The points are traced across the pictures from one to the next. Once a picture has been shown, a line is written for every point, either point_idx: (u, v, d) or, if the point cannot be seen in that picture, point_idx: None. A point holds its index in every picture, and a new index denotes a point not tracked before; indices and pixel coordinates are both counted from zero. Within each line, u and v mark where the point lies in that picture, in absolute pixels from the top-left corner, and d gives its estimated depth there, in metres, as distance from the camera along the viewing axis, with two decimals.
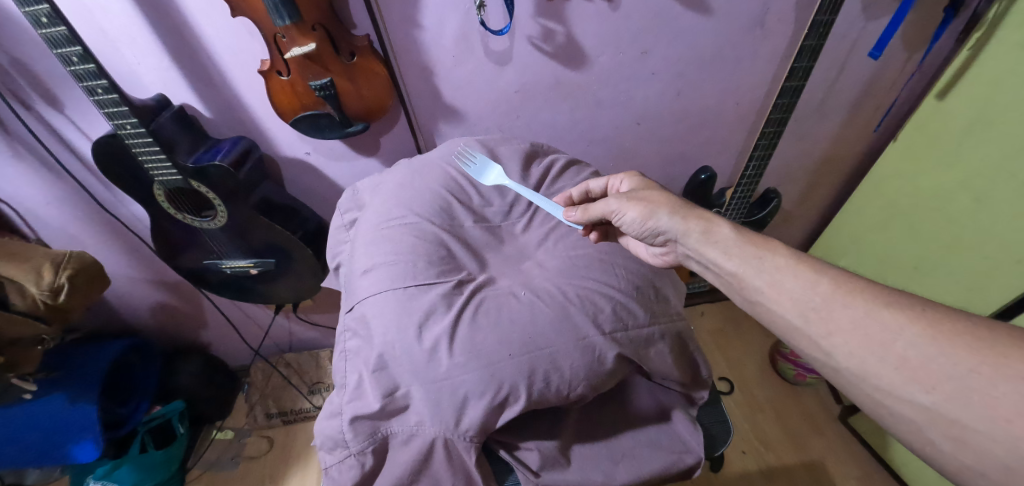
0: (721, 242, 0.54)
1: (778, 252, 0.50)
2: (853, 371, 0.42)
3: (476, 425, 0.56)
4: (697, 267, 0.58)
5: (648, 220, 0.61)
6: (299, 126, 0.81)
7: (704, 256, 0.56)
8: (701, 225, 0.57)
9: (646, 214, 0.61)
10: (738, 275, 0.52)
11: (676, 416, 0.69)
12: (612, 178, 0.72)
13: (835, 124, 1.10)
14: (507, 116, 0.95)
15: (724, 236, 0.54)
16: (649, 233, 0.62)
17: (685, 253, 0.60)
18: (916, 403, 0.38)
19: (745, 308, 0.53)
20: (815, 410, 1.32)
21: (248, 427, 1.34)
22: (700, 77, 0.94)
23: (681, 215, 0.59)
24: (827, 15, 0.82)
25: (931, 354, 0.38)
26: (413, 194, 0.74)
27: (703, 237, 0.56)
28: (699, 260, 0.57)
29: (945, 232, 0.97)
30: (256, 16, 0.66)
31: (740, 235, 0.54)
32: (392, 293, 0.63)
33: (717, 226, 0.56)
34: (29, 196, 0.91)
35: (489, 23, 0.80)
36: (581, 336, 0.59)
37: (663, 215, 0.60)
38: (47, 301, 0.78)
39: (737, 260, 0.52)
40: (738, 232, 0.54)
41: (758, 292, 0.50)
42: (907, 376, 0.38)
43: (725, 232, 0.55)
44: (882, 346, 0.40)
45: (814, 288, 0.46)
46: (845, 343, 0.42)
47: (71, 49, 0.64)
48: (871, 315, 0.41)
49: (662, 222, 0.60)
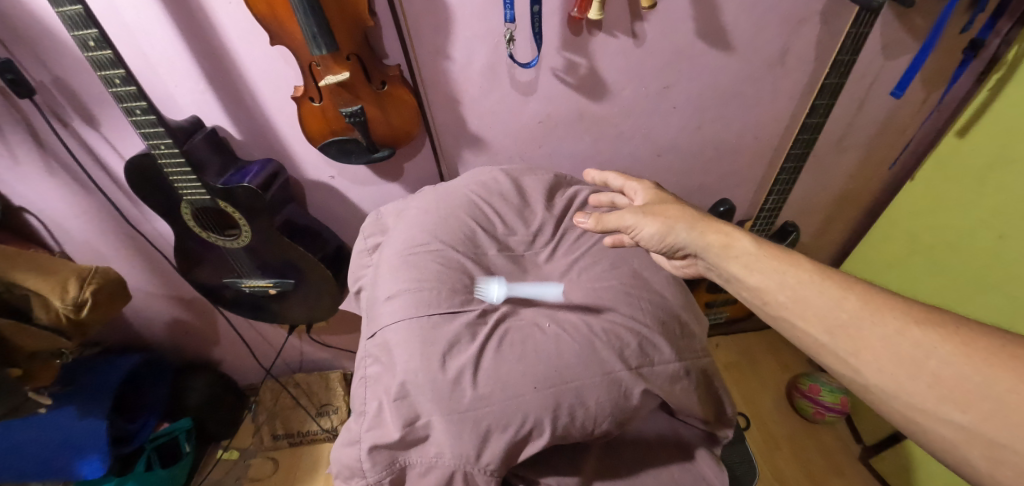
0: (741, 257, 0.53)
1: (801, 267, 0.50)
2: (883, 389, 0.42)
3: (497, 459, 0.55)
4: (718, 280, 0.58)
5: (665, 236, 0.60)
6: (327, 150, 0.83)
7: (724, 270, 0.55)
8: (720, 239, 0.56)
9: (664, 229, 0.59)
10: (761, 290, 0.51)
11: (700, 454, 0.67)
12: (630, 183, 0.72)
13: (854, 159, 1.10)
14: (530, 145, 0.96)
15: (744, 250, 0.53)
16: (668, 248, 0.60)
17: (706, 266, 0.59)
18: (950, 422, 0.38)
19: (768, 321, 0.52)
20: (833, 449, 1.29)
21: (254, 448, 1.33)
22: (720, 112, 0.95)
23: (700, 229, 0.57)
24: (849, 54, 0.83)
25: (967, 373, 0.38)
26: (437, 221, 0.75)
27: (722, 251, 0.55)
28: (718, 274, 0.57)
29: (971, 269, 0.95)
30: (294, 45, 0.69)
31: (760, 248, 0.53)
32: (416, 321, 0.63)
33: (737, 240, 0.54)
34: (57, 209, 0.93)
35: (517, 56, 0.82)
36: (607, 369, 0.58)
37: (681, 230, 0.58)
38: (71, 315, 0.79)
39: (759, 274, 0.51)
40: (758, 245, 0.53)
41: (782, 307, 0.49)
42: (942, 396, 0.38)
43: (744, 245, 0.54)
44: (915, 364, 0.40)
45: (841, 304, 0.45)
46: (874, 360, 0.42)
47: (115, 72, 0.66)
48: (902, 334, 0.41)
49: (679, 237, 0.59)
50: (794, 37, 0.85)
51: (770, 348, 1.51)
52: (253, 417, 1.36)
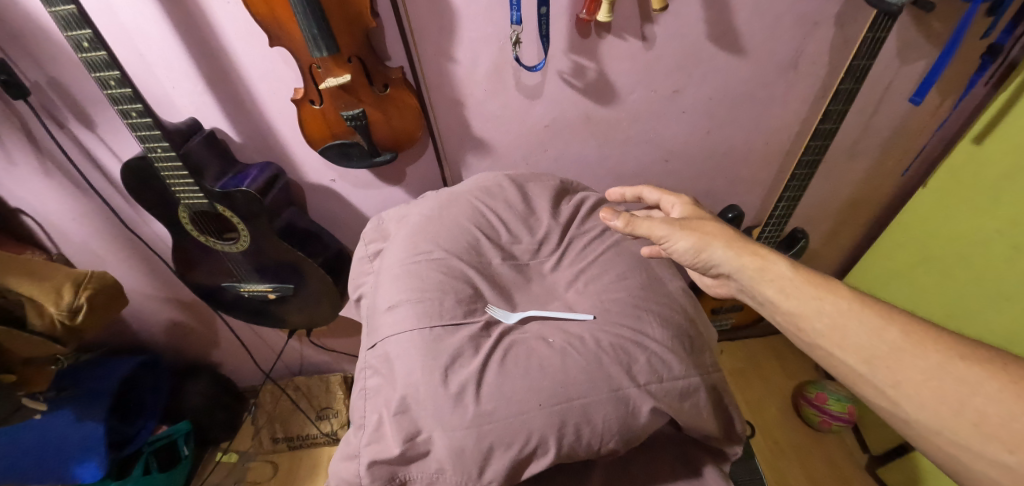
0: (777, 281, 0.52)
1: (838, 294, 0.49)
2: (923, 423, 0.42)
3: (500, 477, 0.53)
4: (750, 301, 0.56)
5: (700, 251, 0.58)
6: (328, 154, 0.81)
7: (758, 293, 0.54)
8: (756, 261, 0.54)
9: (699, 245, 0.57)
10: (796, 316, 0.50)
11: (708, 471, 0.64)
12: (666, 196, 0.71)
13: (866, 165, 1.08)
14: (535, 149, 0.94)
15: (780, 274, 0.52)
16: (701, 264, 0.59)
17: (739, 287, 0.57)
18: (998, 463, 0.38)
19: (801, 347, 0.51)
20: (839, 459, 1.28)
21: (253, 451, 1.32)
22: (730, 117, 0.93)
23: (736, 248, 0.55)
24: (866, 59, 0.80)
25: (1014, 413, 0.38)
26: (440, 229, 0.73)
27: (757, 274, 0.53)
28: (752, 296, 0.55)
29: (984, 279, 0.92)
30: (294, 47, 0.67)
31: (797, 274, 0.52)
32: (418, 333, 0.61)
33: (773, 264, 0.53)
34: (54, 211, 0.91)
35: (523, 59, 0.80)
36: (615, 386, 0.56)
37: (716, 247, 0.56)
38: (66, 321, 0.77)
39: (795, 300, 0.50)
40: (796, 270, 0.52)
41: (818, 335, 0.48)
42: (986, 434, 0.38)
43: (781, 269, 0.52)
44: (958, 401, 0.40)
45: (881, 335, 0.45)
46: (915, 395, 0.42)
47: (110, 73, 0.64)
48: (944, 368, 0.41)
49: (714, 255, 0.57)
50: (808, 41, 0.82)
51: (775, 355, 1.50)
52: (252, 419, 1.35)
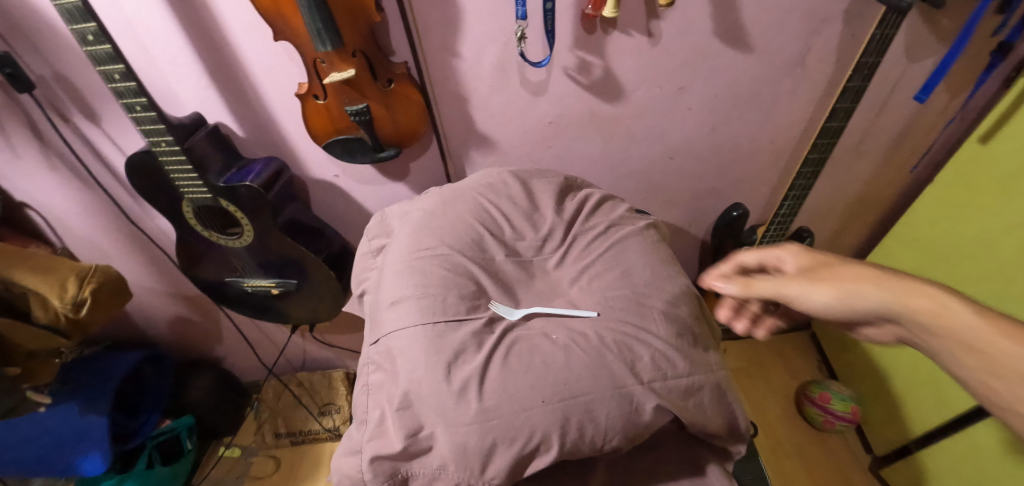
0: (960, 328, 0.39)
1: None
2: None
3: (502, 473, 0.53)
4: (935, 352, 0.43)
5: (845, 303, 0.47)
6: (331, 149, 0.81)
7: (941, 345, 0.41)
8: (926, 302, 0.42)
9: (843, 297, 0.47)
10: (992, 374, 0.38)
11: (711, 470, 0.64)
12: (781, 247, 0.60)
13: (872, 163, 1.07)
14: (540, 146, 0.94)
15: (963, 315, 0.40)
16: (855, 317, 0.47)
17: (917, 337, 0.44)
18: None
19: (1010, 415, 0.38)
20: (842, 459, 1.28)
21: (256, 446, 1.32)
22: (736, 114, 0.93)
23: (896, 291, 0.44)
24: (875, 57, 0.80)
25: None
26: (444, 225, 0.73)
27: (933, 321, 0.41)
28: (937, 347, 0.42)
29: (990, 279, 0.91)
30: (299, 41, 0.66)
31: (983, 313, 0.39)
32: (421, 329, 0.61)
33: (950, 305, 0.41)
34: (59, 205, 0.92)
35: (528, 55, 0.79)
36: (618, 384, 0.56)
37: (868, 294, 0.45)
38: (70, 314, 0.78)
39: (983, 350, 0.38)
40: (981, 311, 0.39)
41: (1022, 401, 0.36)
42: None
43: (960, 311, 0.40)
44: None
45: None
46: None
47: (114, 67, 0.64)
48: None
49: (868, 303, 0.45)
50: (815, 38, 0.82)
51: (779, 355, 1.49)
52: (255, 414, 1.35)
